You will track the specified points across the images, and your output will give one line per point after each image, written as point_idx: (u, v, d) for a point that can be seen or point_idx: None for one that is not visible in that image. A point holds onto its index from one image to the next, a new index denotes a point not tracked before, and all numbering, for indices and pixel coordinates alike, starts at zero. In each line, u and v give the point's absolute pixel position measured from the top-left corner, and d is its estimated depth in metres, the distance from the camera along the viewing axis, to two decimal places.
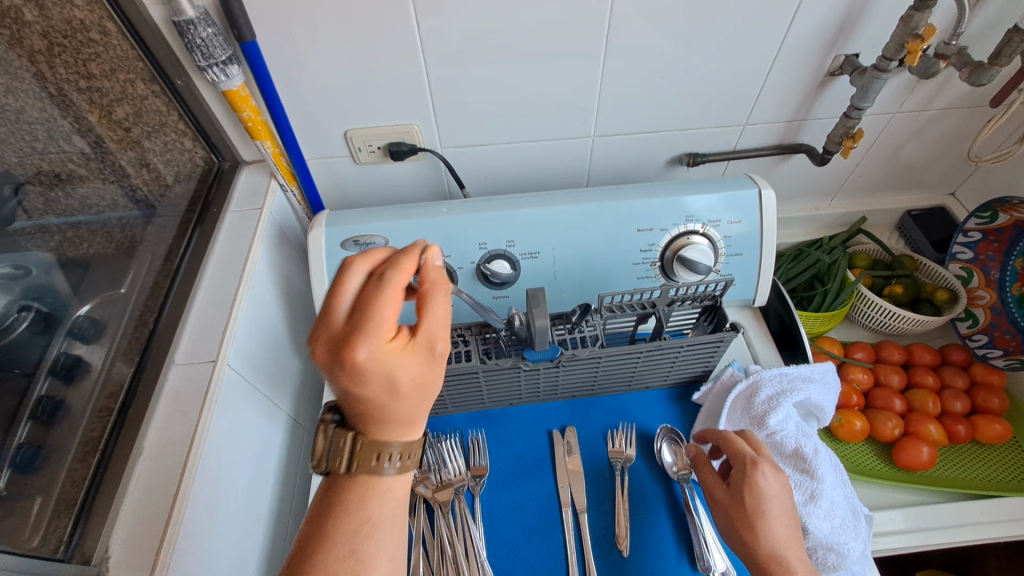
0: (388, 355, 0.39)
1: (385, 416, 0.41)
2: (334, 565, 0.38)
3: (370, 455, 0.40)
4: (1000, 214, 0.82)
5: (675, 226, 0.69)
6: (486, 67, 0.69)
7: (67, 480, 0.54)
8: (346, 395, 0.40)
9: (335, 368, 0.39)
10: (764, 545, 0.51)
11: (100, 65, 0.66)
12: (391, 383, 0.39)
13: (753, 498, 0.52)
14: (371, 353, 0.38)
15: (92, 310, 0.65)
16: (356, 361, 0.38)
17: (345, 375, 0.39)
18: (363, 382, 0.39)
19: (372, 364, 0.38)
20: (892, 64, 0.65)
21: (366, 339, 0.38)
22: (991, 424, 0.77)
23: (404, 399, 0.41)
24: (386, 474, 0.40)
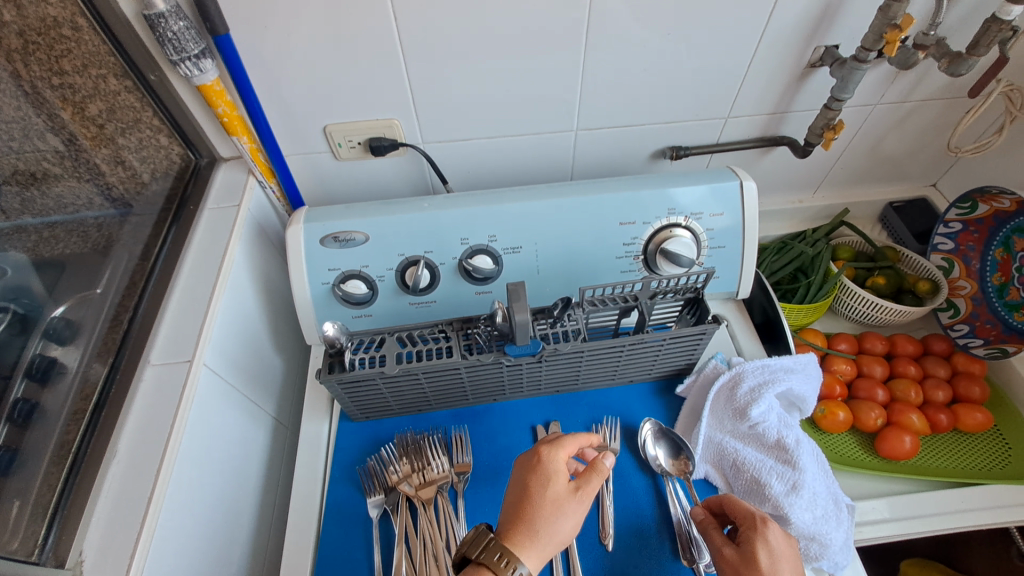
0: (546, 464, 0.52)
1: (524, 524, 0.49)
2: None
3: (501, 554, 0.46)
4: (980, 204, 0.83)
5: (657, 219, 0.69)
6: (467, 60, 0.69)
7: (43, 484, 0.53)
8: (515, 498, 0.51)
9: (520, 475, 0.53)
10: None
11: (72, 61, 0.64)
12: (550, 492, 0.50)
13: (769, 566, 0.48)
14: (551, 463, 0.52)
15: (67, 312, 0.63)
16: (539, 455, 0.53)
17: (533, 475, 0.52)
18: (532, 476, 0.51)
19: (537, 465, 0.52)
20: (870, 55, 0.65)
21: (547, 454, 0.53)
22: (972, 413, 0.77)
23: (544, 515, 0.49)
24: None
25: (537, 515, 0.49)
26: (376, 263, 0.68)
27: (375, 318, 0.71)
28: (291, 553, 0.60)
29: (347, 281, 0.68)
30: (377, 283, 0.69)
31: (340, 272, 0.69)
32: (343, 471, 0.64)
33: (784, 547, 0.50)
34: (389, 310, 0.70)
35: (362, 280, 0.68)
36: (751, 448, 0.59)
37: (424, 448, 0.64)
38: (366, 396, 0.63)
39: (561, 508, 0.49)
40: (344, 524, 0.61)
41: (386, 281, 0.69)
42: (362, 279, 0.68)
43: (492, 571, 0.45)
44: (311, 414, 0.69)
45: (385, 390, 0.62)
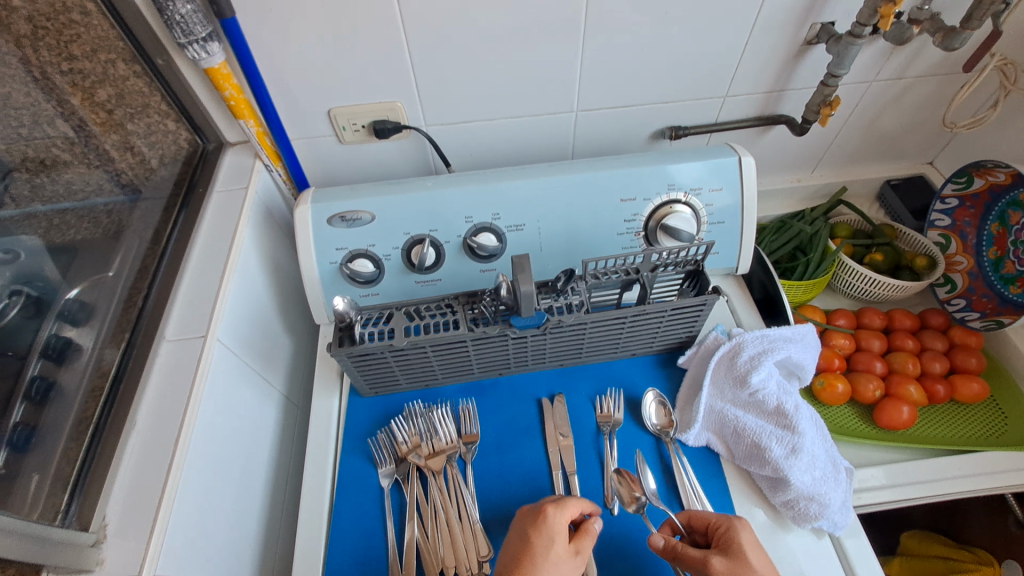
0: (550, 523, 0.51)
1: None
2: None
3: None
4: (975, 178, 0.84)
5: (657, 195, 0.71)
6: (468, 42, 0.70)
7: (62, 459, 0.54)
8: (513, 552, 0.51)
9: (522, 531, 0.52)
10: None
11: (82, 46, 0.66)
12: (552, 553, 0.50)
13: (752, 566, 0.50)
14: (554, 525, 0.51)
15: (82, 294, 0.64)
16: (545, 514, 0.52)
17: (535, 534, 0.51)
18: (538, 537, 0.51)
19: (540, 523, 0.51)
20: (866, 29, 0.66)
21: (552, 513, 0.52)
22: (969, 383, 0.79)
23: None
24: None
25: (538, 575, 0.49)
26: (382, 242, 0.70)
27: (383, 296, 0.72)
28: (305, 522, 0.62)
29: (355, 260, 0.69)
30: (384, 262, 0.70)
31: (347, 252, 0.70)
32: (354, 444, 0.66)
33: (758, 545, 0.52)
34: (396, 288, 0.72)
35: (369, 259, 0.70)
36: (751, 415, 0.61)
37: (433, 419, 0.65)
38: (376, 370, 0.64)
39: (560, 570, 0.49)
40: (356, 494, 0.63)
41: (392, 260, 0.71)
42: (369, 258, 0.70)
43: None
44: (321, 390, 0.71)
45: (394, 364, 0.64)
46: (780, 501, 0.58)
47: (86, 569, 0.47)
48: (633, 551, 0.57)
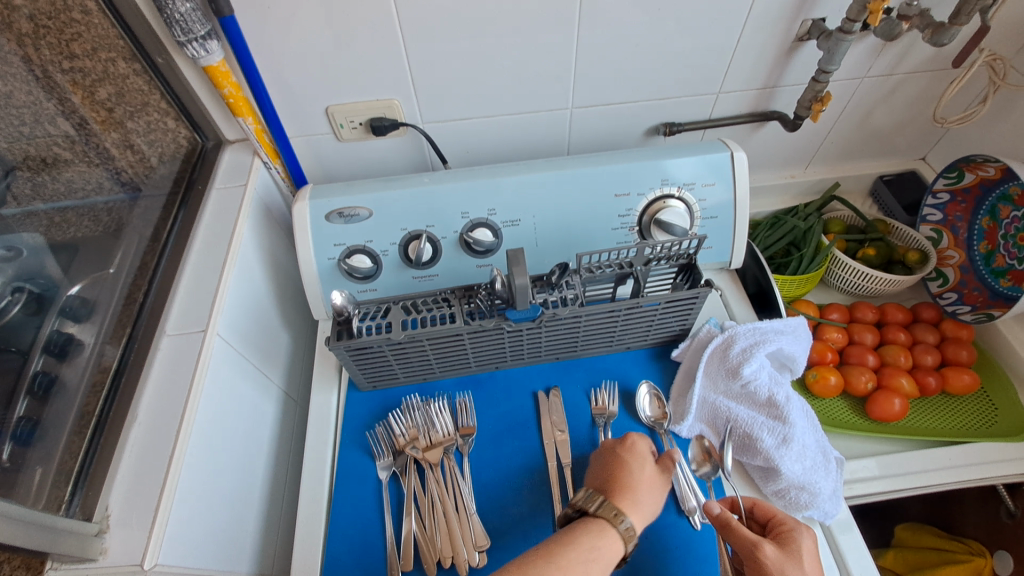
0: (638, 447, 0.57)
1: (626, 490, 0.53)
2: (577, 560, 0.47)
3: (616, 508, 0.51)
4: (966, 173, 0.85)
5: (651, 190, 0.71)
6: (464, 40, 0.71)
7: (66, 452, 0.55)
8: (607, 473, 0.56)
9: (609, 455, 0.58)
10: None
11: (82, 45, 0.66)
12: (646, 469, 0.55)
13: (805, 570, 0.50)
14: (640, 447, 0.57)
15: (83, 291, 0.65)
16: (636, 440, 0.58)
17: (623, 455, 0.57)
18: (632, 457, 0.56)
19: (631, 446, 0.57)
20: (855, 25, 0.67)
21: (636, 439, 0.58)
22: (960, 375, 0.80)
23: (645, 494, 0.54)
24: (618, 529, 0.50)
25: (637, 486, 0.54)
26: (379, 238, 0.71)
27: (380, 291, 0.73)
28: (304, 514, 0.62)
29: (353, 256, 0.70)
30: (381, 258, 0.71)
31: (345, 248, 0.71)
32: (353, 437, 0.67)
33: (814, 555, 0.52)
34: (393, 284, 0.73)
35: (366, 254, 0.71)
36: (743, 406, 0.62)
37: (430, 412, 0.66)
38: (373, 364, 0.65)
39: (655, 484, 0.55)
40: (354, 486, 0.64)
41: (389, 255, 0.71)
42: (367, 254, 0.70)
43: (610, 522, 0.51)
44: (320, 385, 0.71)
45: (392, 357, 0.65)
46: (772, 491, 0.59)
47: (89, 558, 0.48)
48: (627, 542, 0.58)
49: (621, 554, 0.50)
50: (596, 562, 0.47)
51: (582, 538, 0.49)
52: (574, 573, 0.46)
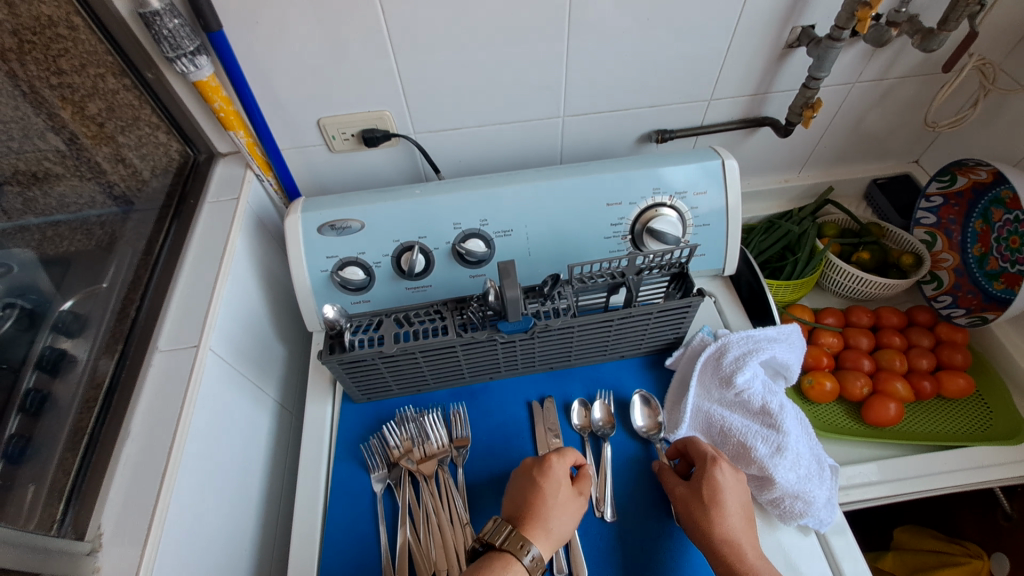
0: (554, 470, 0.57)
1: (538, 518, 0.53)
2: None
3: (521, 540, 0.51)
4: (958, 176, 0.85)
5: (643, 199, 0.72)
6: (454, 52, 0.71)
7: (59, 469, 0.55)
8: (522, 497, 0.56)
9: (526, 481, 0.57)
10: (721, 535, 0.52)
11: (70, 60, 0.66)
12: (561, 494, 0.55)
13: (719, 501, 0.54)
14: (555, 473, 0.56)
15: (75, 305, 0.65)
16: (551, 464, 0.57)
17: (535, 482, 0.56)
18: (547, 482, 0.56)
19: (547, 469, 0.57)
20: (844, 33, 0.67)
21: (555, 461, 0.57)
22: (954, 378, 0.80)
23: (558, 518, 0.54)
24: (522, 562, 0.50)
25: (549, 512, 0.54)
26: (372, 250, 0.71)
27: (374, 303, 0.73)
28: (299, 528, 0.62)
29: (345, 268, 0.70)
30: (374, 269, 0.71)
31: (338, 260, 0.71)
32: (347, 450, 0.67)
33: (735, 488, 0.55)
34: (387, 295, 0.73)
35: (359, 266, 0.71)
36: (737, 415, 0.61)
37: (424, 424, 0.66)
38: (367, 376, 0.65)
39: (567, 508, 0.55)
40: (349, 498, 0.63)
41: (382, 267, 0.71)
42: (360, 266, 0.71)
43: (515, 556, 0.51)
44: (314, 398, 0.71)
45: (385, 370, 0.65)
46: (766, 500, 0.59)
47: None
48: (623, 553, 0.58)
49: None
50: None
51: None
52: None
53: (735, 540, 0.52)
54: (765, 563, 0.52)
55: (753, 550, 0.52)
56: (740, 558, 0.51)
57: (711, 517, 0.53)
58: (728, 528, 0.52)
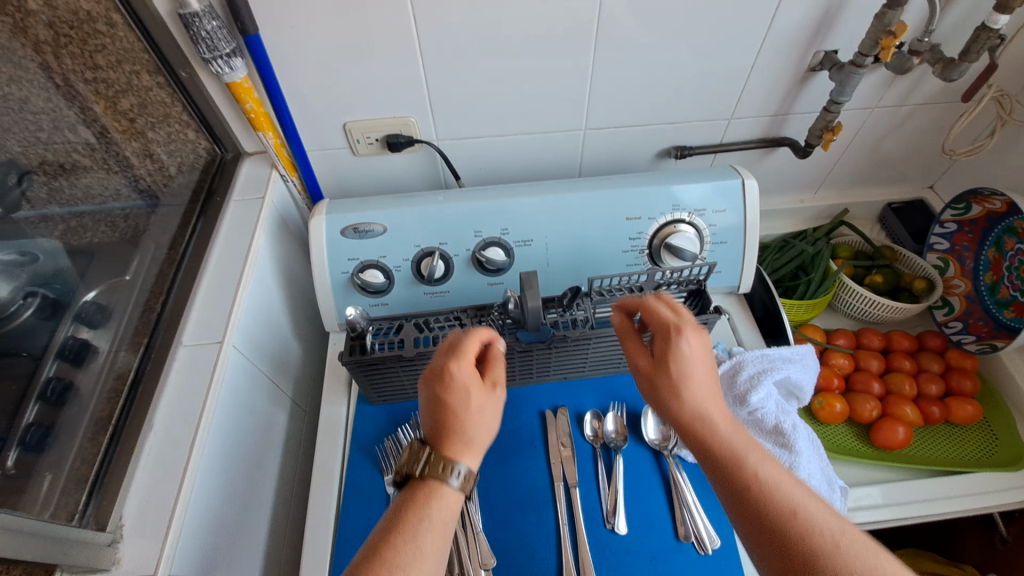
0: (457, 378, 0.50)
1: (455, 436, 0.48)
2: (398, 554, 0.42)
3: (440, 462, 0.46)
4: (973, 205, 0.86)
5: (662, 215, 0.72)
6: (481, 62, 0.72)
7: (78, 457, 0.56)
8: (432, 418, 0.50)
9: (431, 396, 0.51)
10: (688, 411, 0.48)
11: (106, 56, 0.68)
12: (471, 402, 0.49)
13: (683, 374, 0.49)
14: (460, 380, 0.50)
15: (98, 296, 0.66)
16: (452, 374, 0.50)
17: (440, 398, 0.50)
18: (452, 395, 0.50)
19: (448, 379, 0.50)
20: (867, 59, 0.68)
21: (456, 369, 0.51)
22: (963, 405, 0.80)
23: (476, 426, 0.49)
24: (449, 483, 0.46)
25: (466, 427, 0.49)
26: (393, 254, 0.72)
27: (392, 306, 0.74)
28: (312, 527, 0.63)
29: (366, 270, 0.71)
30: (394, 273, 0.72)
31: (359, 262, 0.72)
32: (361, 451, 0.68)
33: (700, 353, 0.50)
34: (405, 299, 0.74)
35: (379, 269, 0.71)
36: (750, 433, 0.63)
37: None
38: (384, 379, 0.66)
39: (482, 409, 0.50)
40: (362, 499, 0.64)
41: (402, 271, 0.72)
42: (380, 268, 0.71)
43: (439, 480, 0.46)
44: (330, 397, 0.72)
45: (402, 374, 0.66)
46: None
47: (102, 568, 0.49)
48: (632, 567, 0.58)
49: (462, 497, 0.47)
50: (431, 532, 0.44)
51: (408, 512, 0.45)
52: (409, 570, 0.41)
53: (708, 421, 0.48)
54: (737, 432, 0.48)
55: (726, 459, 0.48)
56: (710, 426, 0.47)
57: (677, 394, 0.49)
58: (693, 399, 0.48)
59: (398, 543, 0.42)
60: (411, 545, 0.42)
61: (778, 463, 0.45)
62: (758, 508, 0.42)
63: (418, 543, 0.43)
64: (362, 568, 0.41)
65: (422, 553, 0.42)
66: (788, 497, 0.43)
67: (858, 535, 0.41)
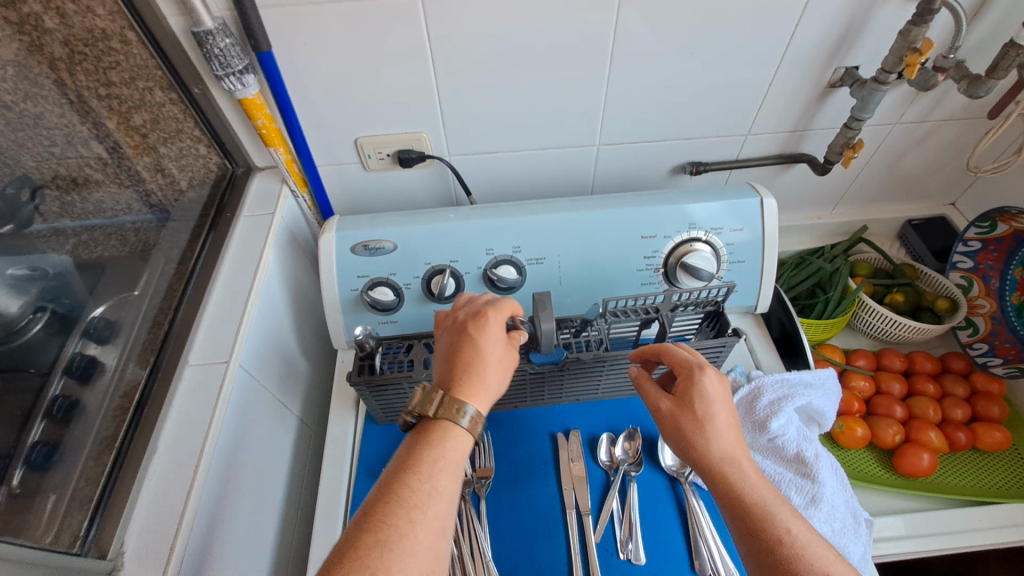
0: (491, 328, 0.52)
1: (475, 376, 0.49)
2: (412, 494, 0.42)
3: (457, 402, 0.46)
4: (999, 224, 0.83)
5: (678, 233, 0.71)
6: (494, 79, 0.71)
7: (82, 477, 0.55)
8: (454, 357, 0.50)
9: (457, 339, 0.52)
10: (717, 450, 0.49)
11: (120, 73, 0.68)
12: (497, 351, 0.51)
13: (708, 414, 0.51)
14: (496, 327, 0.52)
15: (107, 312, 0.66)
16: (487, 322, 0.52)
17: (471, 339, 0.51)
18: (482, 340, 0.51)
19: (482, 326, 0.52)
20: (890, 76, 0.66)
21: (491, 318, 0.53)
22: (991, 432, 0.78)
23: (495, 374, 0.50)
24: (460, 424, 0.46)
25: (485, 369, 0.49)
26: (403, 271, 0.71)
27: (401, 324, 0.73)
28: (315, 551, 0.61)
29: (376, 288, 0.70)
30: (404, 291, 0.71)
31: (368, 279, 0.71)
32: (368, 473, 0.66)
33: (721, 391, 0.52)
34: (415, 317, 0.73)
35: (389, 287, 0.70)
36: (770, 461, 0.61)
37: None
38: (392, 400, 0.65)
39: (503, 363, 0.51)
40: None
41: (412, 288, 0.71)
42: (390, 286, 0.70)
43: (450, 419, 0.46)
44: (337, 416, 0.71)
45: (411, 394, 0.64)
46: None
47: None
48: None
49: (470, 445, 0.47)
50: (444, 471, 0.44)
51: (421, 452, 0.44)
52: (426, 512, 0.41)
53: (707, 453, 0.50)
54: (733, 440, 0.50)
55: (753, 468, 0.49)
56: (705, 445, 0.50)
57: (704, 434, 0.50)
58: (701, 384, 0.52)
59: (413, 483, 0.42)
60: (423, 485, 0.42)
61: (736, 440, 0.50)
62: (713, 472, 0.49)
63: (427, 487, 0.42)
64: (378, 508, 0.41)
65: (438, 494, 0.42)
66: (786, 527, 0.45)
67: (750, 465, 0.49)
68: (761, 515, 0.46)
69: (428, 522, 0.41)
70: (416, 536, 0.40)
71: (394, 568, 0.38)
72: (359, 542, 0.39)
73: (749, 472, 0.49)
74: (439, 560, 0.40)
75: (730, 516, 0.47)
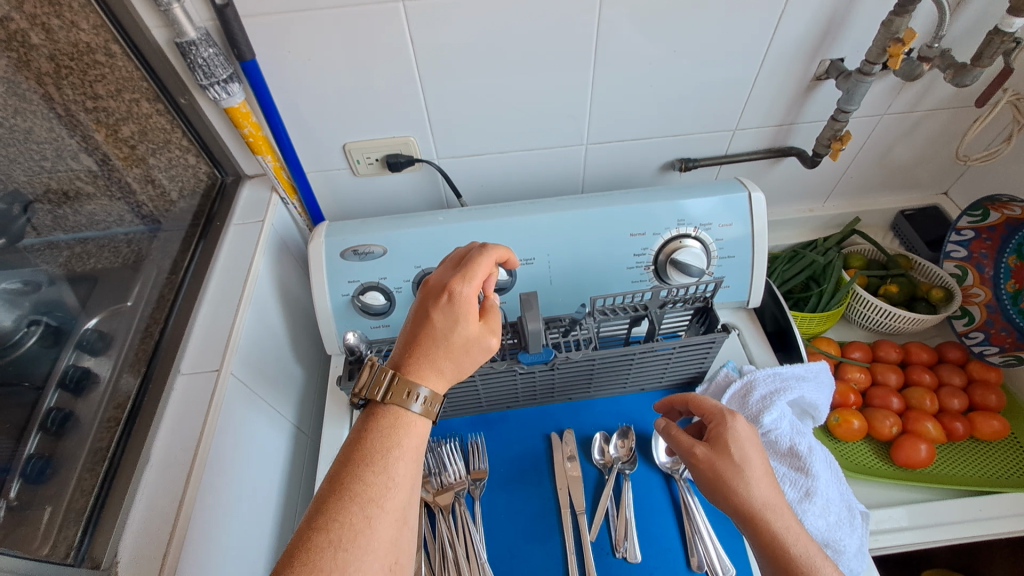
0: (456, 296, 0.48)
1: (427, 357, 0.46)
2: (367, 488, 0.39)
3: (405, 387, 0.43)
4: (991, 212, 0.83)
5: (667, 230, 0.71)
6: (480, 82, 0.72)
7: (76, 490, 0.55)
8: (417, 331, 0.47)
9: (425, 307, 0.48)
10: (756, 495, 0.50)
11: (106, 86, 0.68)
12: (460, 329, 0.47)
13: (744, 458, 0.52)
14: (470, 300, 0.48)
15: (100, 324, 0.66)
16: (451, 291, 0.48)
17: (441, 312, 0.47)
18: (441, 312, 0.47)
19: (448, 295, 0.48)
20: (875, 67, 0.67)
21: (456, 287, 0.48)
22: (988, 421, 0.77)
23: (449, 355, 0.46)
24: (412, 409, 0.43)
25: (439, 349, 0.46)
26: (393, 275, 0.71)
27: (393, 327, 0.73)
28: None
29: (366, 292, 0.70)
30: (395, 294, 0.71)
31: (359, 284, 0.71)
32: None
33: (751, 437, 0.54)
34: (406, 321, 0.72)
35: (380, 291, 0.71)
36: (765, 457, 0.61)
37: (442, 455, 0.65)
38: None
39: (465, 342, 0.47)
40: None
41: (403, 292, 0.71)
42: (380, 290, 0.71)
43: (398, 405, 0.43)
44: (331, 422, 0.71)
45: None
46: None
47: None
48: None
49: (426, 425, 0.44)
50: (401, 460, 0.41)
51: (374, 441, 0.42)
52: (385, 505, 0.39)
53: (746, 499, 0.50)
54: (767, 485, 0.51)
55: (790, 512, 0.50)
56: (742, 492, 0.50)
57: (743, 479, 0.51)
58: (734, 431, 0.54)
59: (368, 476, 0.40)
60: (378, 477, 0.40)
61: (769, 485, 0.51)
62: (753, 518, 0.49)
63: (383, 478, 0.40)
64: (330, 504, 0.38)
65: (395, 484, 0.40)
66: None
67: (785, 510, 0.50)
68: (804, 564, 0.46)
69: (387, 515, 0.39)
70: (372, 533, 0.38)
71: (352, 569, 0.36)
72: (310, 545, 0.36)
73: (786, 516, 0.49)
74: (403, 548, 0.40)
75: (770, 562, 0.48)
